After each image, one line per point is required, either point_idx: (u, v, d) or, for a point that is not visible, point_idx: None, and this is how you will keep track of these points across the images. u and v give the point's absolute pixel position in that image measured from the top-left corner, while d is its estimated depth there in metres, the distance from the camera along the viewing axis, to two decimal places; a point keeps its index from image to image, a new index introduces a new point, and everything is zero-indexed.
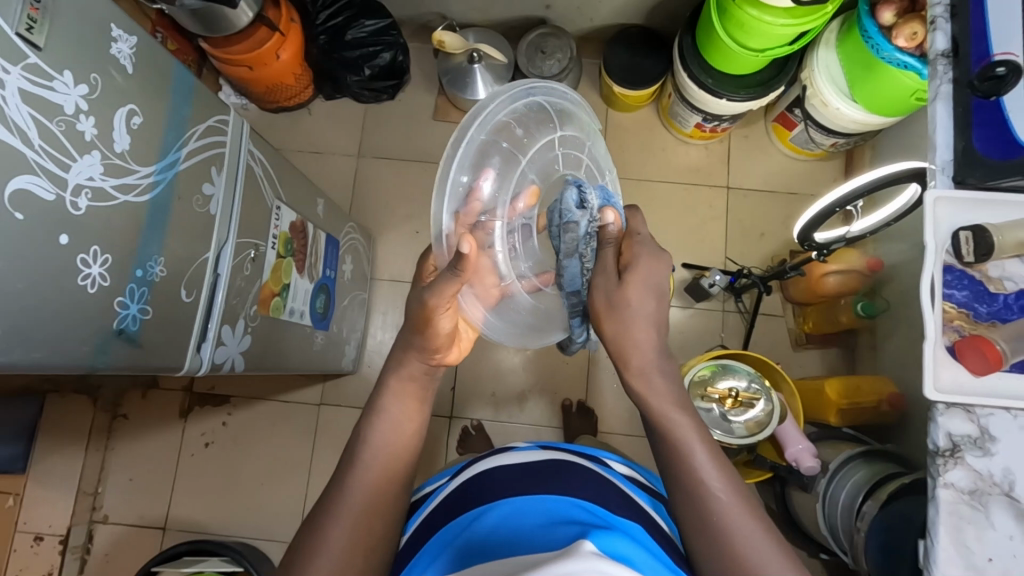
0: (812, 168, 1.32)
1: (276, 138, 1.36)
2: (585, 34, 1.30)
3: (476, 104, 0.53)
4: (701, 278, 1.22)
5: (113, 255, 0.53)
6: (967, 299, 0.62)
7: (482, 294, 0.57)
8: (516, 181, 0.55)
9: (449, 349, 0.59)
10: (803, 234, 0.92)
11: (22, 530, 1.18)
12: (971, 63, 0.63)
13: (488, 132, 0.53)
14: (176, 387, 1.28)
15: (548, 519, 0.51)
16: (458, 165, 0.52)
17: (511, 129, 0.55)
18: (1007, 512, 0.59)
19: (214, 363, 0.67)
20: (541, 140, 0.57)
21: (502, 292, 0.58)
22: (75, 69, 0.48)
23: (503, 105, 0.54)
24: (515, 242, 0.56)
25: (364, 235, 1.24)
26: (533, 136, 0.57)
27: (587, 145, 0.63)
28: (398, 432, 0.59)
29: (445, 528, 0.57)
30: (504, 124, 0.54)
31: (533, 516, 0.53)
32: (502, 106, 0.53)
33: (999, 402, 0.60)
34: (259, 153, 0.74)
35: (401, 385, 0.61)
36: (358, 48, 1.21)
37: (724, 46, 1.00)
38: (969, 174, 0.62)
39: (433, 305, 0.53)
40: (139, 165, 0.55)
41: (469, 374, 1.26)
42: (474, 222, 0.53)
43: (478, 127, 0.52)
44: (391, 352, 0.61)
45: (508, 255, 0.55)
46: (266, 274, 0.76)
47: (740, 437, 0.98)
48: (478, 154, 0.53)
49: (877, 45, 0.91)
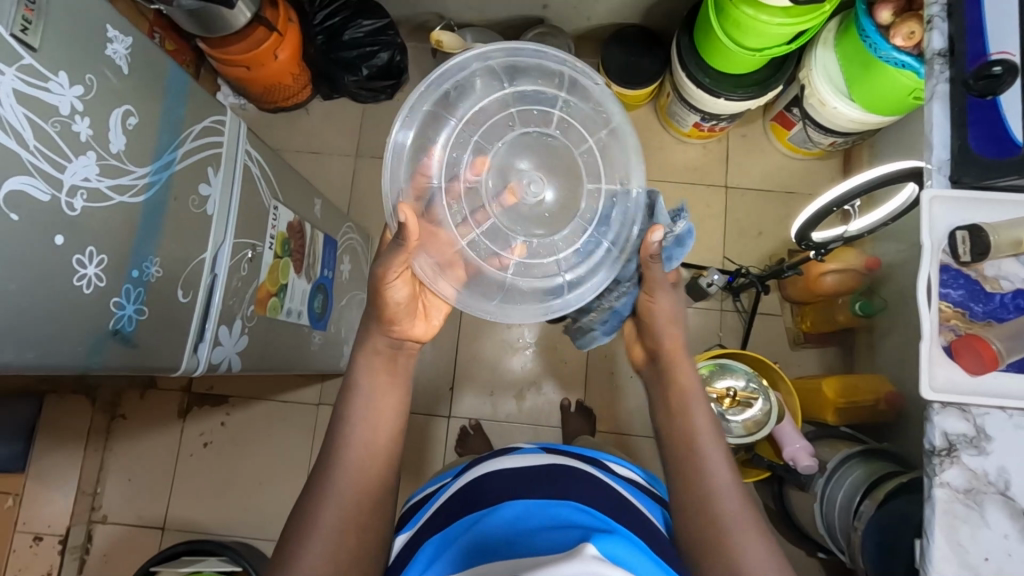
0: (810, 168, 1.32)
1: (275, 139, 1.36)
2: (582, 33, 1.30)
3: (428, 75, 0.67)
4: (699, 277, 1.23)
5: (108, 255, 0.53)
6: (963, 298, 0.62)
7: (438, 255, 0.67)
8: (464, 151, 0.69)
9: (410, 321, 0.67)
10: (800, 233, 0.92)
11: (20, 530, 1.18)
12: (966, 62, 0.63)
13: (431, 105, 0.68)
14: (174, 388, 1.28)
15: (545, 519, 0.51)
16: (402, 132, 0.67)
17: (449, 96, 0.68)
18: (1003, 511, 0.59)
19: (211, 363, 0.67)
20: (484, 104, 0.70)
21: (461, 259, 0.68)
22: (70, 70, 0.48)
23: (444, 77, 0.67)
24: (465, 212, 0.68)
25: (362, 235, 1.24)
26: (473, 104, 0.69)
27: (559, 100, 0.70)
28: None
29: (444, 530, 0.57)
30: (443, 99, 0.68)
31: (529, 517, 0.53)
32: (443, 77, 0.67)
33: (994, 402, 0.60)
34: (255, 153, 0.74)
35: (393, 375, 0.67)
36: (355, 48, 1.21)
37: (722, 45, 1.00)
38: (965, 173, 0.62)
39: (383, 272, 0.62)
40: (135, 165, 0.55)
41: (467, 374, 1.26)
42: (422, 191, 0.67)
43: (421, 100, 0.67)
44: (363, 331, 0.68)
45: (458, 222, 0.68)
46: (263, 275, 0.76)
47: (738, 437, 0.98)
48: (422, 121, 0.68)
49: (874, 44, 0.91)
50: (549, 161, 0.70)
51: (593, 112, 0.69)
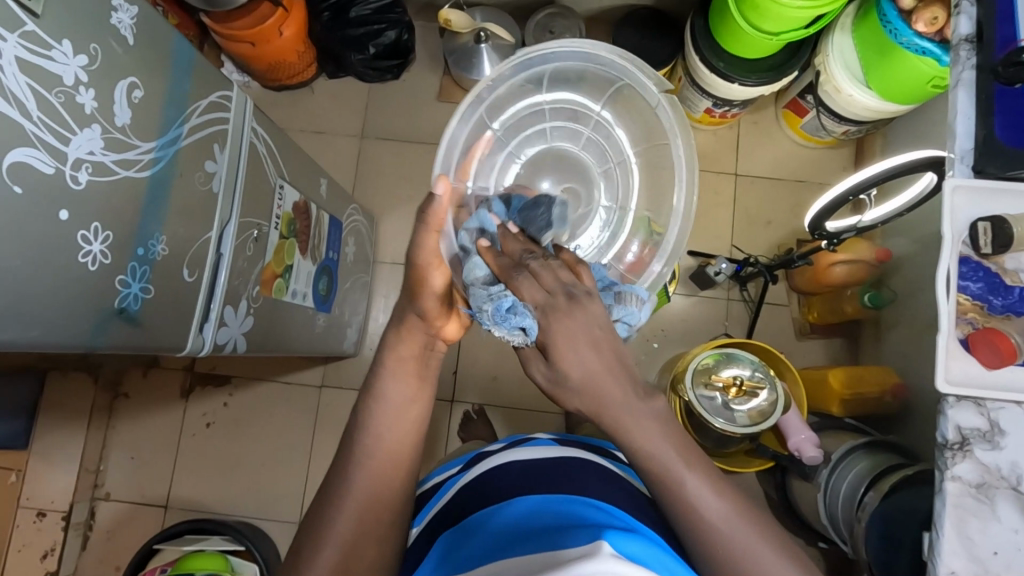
0: (823, 157, 1.30)
1: (279, 117, 1.34)
2: (594, 15, 1.27)
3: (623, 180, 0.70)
4: (707, 265, 1.21)
5: (113, 232, 0.52)
6: (982, 291, 0.61)
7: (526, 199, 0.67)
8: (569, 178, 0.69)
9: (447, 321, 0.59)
10: (813, 221, 0.90)
11: (23, 506, 1.18)
12: (995, 49, 0.62)
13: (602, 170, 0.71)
14: (177, 367, 1.27)
15: (559, 517, 0.51)
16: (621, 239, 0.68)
17: (613, 157, 0.71)
18: (1014, 506, 0.59)
19: (216, 344, 0.67)
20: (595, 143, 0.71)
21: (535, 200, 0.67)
22: (74, 39, 0.47)
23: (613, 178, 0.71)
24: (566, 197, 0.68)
25: (367, 217, 1.22)
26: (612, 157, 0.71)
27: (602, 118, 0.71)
28: (412, 425, 0.57)
29: (456, 525, 0.57)
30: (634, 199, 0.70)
31: (542, 516, 0.52)
32: (613, 173, 0.71)
33: (1010, 396, 0.60)
34: (261, 130, 0.73)
35: (420, 376, 0.59)
36: (362, 25, 1.19)
37: (739, 29, 0.98)
38: (987, 164, 0.61)
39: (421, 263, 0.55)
40: (141, 140, 0.54)
41: (470, 358, 1.25)
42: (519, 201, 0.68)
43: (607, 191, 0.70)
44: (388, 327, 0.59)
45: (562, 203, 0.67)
46: (268, 255, 0.75)
47: (743, 426, 0.97)
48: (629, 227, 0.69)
49: (896, 30, 0.89)
50: (567, 166, 0.70)
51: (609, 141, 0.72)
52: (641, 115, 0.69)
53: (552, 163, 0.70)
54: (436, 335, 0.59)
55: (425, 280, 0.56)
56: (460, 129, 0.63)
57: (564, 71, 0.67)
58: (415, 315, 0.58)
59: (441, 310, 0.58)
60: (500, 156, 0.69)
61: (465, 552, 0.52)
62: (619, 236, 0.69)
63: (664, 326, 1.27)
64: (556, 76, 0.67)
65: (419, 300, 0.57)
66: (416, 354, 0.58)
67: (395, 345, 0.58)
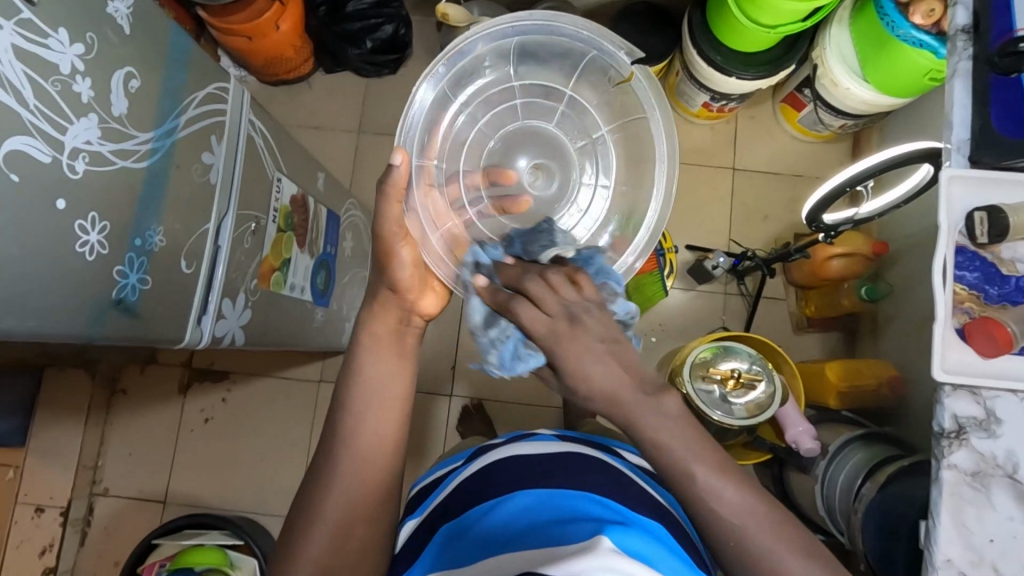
0: (820, 151, 1.31)
1: (276, 112, 1.34)
2: (591, 10, 1.27)
3: (602, 155, 0.77)
4: (704, 259, 1.21)
5: (110, 222, 0.52)
6: (978, 280, 0.61)
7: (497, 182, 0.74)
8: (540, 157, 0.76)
9: (422, 293, 0.62)
10: (811, 214, 0.90)
11: (21, 502, 1.17)
12: (992, 38, 0.62)
13: (581, 141, 0.77)
14: (176, 362, 1.27)
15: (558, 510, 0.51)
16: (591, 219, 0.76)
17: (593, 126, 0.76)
18: (1009, 493, 0.59)
19: (214, 336, 0.67)
20: (575, 107, 0.76)
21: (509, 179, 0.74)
22: (71, 27, 0.47)
23: (587, 154, 0.77)
24: (531, 180, 0.75)
25: (365, 212, 1.22)
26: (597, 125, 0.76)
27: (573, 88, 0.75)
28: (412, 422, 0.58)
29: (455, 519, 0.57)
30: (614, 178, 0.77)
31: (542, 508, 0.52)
32: (586, 147, 0.77)
33: (1005, 385, 0.60)
34: (259, 123, 0.73)
35: (399, 352, 0.58)
36: (359, 20, 1.18)
37: (737, 22, 0.98)
38: (984, 154, 0.61)
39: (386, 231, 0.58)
40: (137, 130, 0.54)
41: (468, 353, 1.25)
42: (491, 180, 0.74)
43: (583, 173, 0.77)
44: (361, 308, 0.60)
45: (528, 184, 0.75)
46: (266, 248, 0.75)
47: (740, 419, 0.98)
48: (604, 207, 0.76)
49: (893, 23, 0.89)
50: (536, 144, 0.77)
51: (586, 118, 0.77)
52: (620, 92, 0.73)
53: (523, 142, 0.77)
54: (411, 309, 0.61)
55: (391, 252, 0.59)
56: (418, 111, 0.70)
57: (528, 46, 0.72)
58: (387, 288, 0.60)
59: (413, 282, 0.61)
60: (472, 131, 0.75)
61: (466, 547, 0.52)
62: (597, 219, 0.76)
63: (661, 321, 1.28)
64: (522, 49, 0.72)
65: (389, 271, 0.60)
66: (392, 327, 0.59)
67: (368, 320, 0.59)
